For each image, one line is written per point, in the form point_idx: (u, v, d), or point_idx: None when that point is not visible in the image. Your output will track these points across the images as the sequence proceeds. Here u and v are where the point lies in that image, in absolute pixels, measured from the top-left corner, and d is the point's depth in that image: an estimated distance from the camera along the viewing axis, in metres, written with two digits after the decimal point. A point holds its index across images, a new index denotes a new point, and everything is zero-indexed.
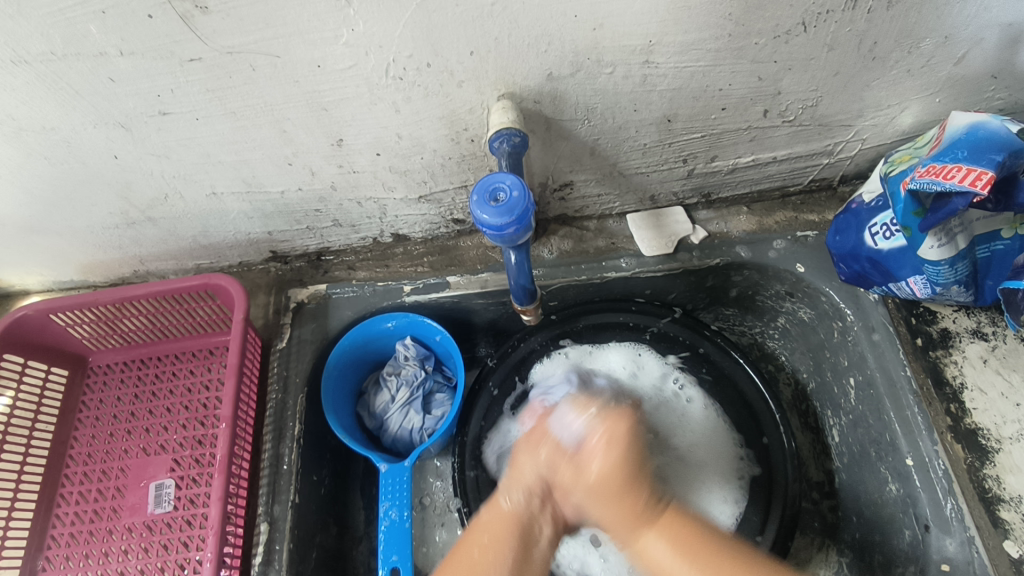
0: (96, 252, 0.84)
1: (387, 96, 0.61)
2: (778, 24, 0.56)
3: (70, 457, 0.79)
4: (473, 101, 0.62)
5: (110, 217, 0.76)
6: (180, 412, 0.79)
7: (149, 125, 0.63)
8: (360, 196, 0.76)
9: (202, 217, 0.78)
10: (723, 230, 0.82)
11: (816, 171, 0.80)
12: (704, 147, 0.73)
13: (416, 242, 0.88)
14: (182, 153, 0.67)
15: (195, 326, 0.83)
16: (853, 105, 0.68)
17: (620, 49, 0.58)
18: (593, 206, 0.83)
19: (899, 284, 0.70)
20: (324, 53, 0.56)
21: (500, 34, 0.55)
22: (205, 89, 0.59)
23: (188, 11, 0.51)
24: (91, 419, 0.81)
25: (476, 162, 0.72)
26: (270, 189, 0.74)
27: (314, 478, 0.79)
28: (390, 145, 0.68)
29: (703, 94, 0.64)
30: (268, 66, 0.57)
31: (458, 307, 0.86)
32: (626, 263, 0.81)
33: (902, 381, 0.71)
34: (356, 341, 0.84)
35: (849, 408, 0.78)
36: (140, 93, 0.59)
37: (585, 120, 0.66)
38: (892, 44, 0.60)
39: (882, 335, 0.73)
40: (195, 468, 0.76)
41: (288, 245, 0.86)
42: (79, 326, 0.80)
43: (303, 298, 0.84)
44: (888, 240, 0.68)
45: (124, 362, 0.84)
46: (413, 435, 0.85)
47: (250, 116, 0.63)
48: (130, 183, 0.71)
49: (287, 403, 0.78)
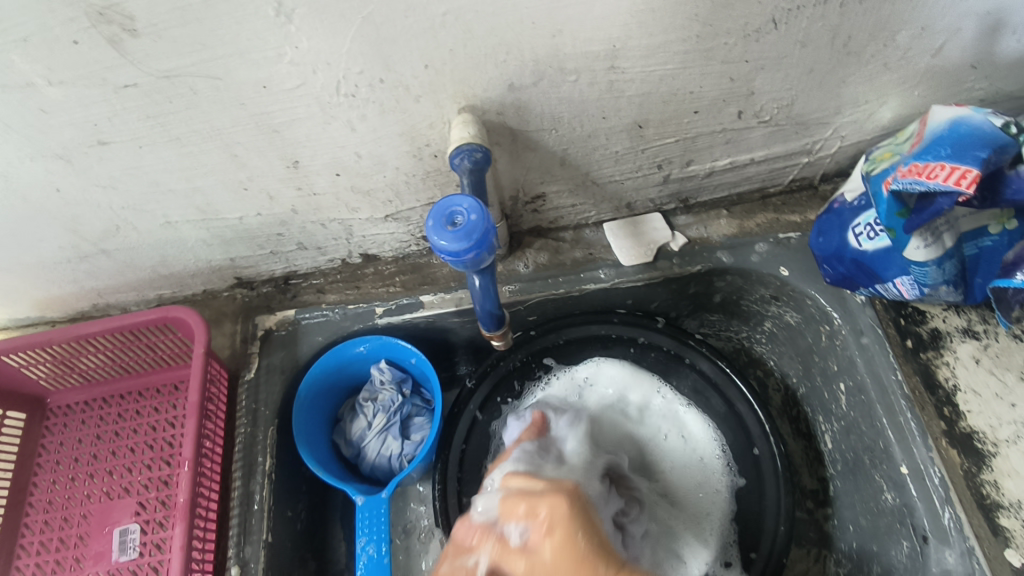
0: (51, 287, 0.80)
1: (341, 115, 0.58)
2: (747, 22, 0.54)
3: (30, 505, 0.75)
4: (432, 116, 0.59)
5: (60, 251, 0.72)
6: (145, 452, 0.76)
7: (90, 155, 0.59)
8: (323, 218, 0.73)
9: (159, 247, 0.74)
10: (703, 235, 0.79)
11: (796, 170, 0.77)
12: (678, 152, 0.70)
13: (387, 261, 0.84)
14: (129, 183, 0.63)
15: (158, 360, 0.79)
16: (829, 102, 0.65)
17: (584, 55, 0.55)
18: (568, 216, 0.80)
19: (885, 285, 0.68)
20: (268, 73, 0.52)
21: (454, 45, 0.52)
22: (145, 115, 0.55)
23: (116, 35, 0.47)
24: (52, 463, 0.77)
25: (442, 178, 0.69)
26: (227, 216, 0.70)
27: (289, 514, 0.75)
28: (349, 164, 0.65)
29: (673, 98, 0.61)
30: (210, 89, 0.53)
31: (434, 327, 0.82)
32: (605, 274, 0.78)
33: (893, 386, 0.68)
34: (329, 368, 0.81)
35: (840, 414, 0.76)
36: (76, 123, 0.55)
37: (552, 129, 0.63)
38: (867, 39, 0.58)
39: (870, 338, 0.71)
40: (161, 511, 0.72)
41: (253, 270, 0.82)
42: (34, 367, 0.76)
43: (271, 325, 0.81)
44: (872, 240, 0.66)
45: (86, 401, 0.80)
46: (392, 462, 0.81)
47: (198, 142, 0.59)
48: (78, 216, 0.67)
49: (257, 437, 0.74)
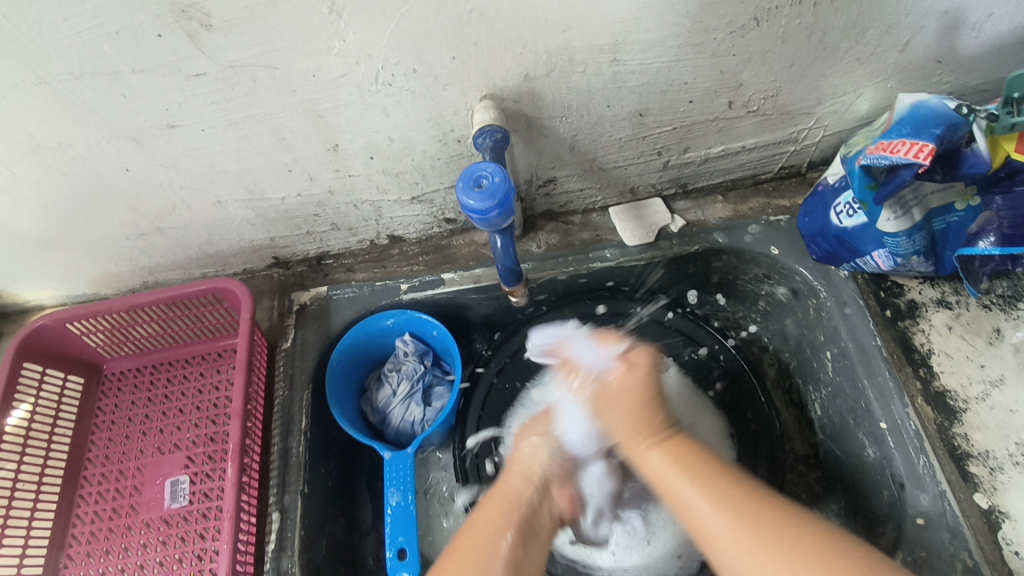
0: (108, 264, 0.88)
1: (378, 102, 0.66)
2: (732, 20, 0.62)
3: (88, 459, 0.82)
4: (457, 103, 0.67)
5: (121, 228, 0.81)
6: (192, 412, 0.83)
7: (159, 137, 0.67)
8: (356, 200, 0.81)
9: (208, 226, 0.83)
10: (700, 218, 0.87)
11: (785, 158, 0.84)
12: (676, 139, 0.78)
13: (411, 243, 0.92)
14: (189, 164, 0.72)
15: (203, 330, 0.87)
16: (811, 93, 0.73)
17: (590, 48, 0.63)
18: (576, 201, 0.88)
19: (865, 259, 0.75)
20: (318, 63, 0.61)
21: (478, 39, 0.60)
22: (210, 101, 0.64)
23: (193, 30, 0.56)
24: (107, 423, 0.85)
25: (463, 162, 0.77)
26: (272, 197, 0.79)
27: (322, 471, 0.83)
28: (382, 148, 0.73)
29: (670, 88, 0.69)
30: (267, 78, 0.62)
31: (453, 303, 0.90)
32: (611, 254, 0.86)
33: (874, 351, 0.75)
34: (358, 339, 0.88)
35: (827, 381, 0.82)
36: (150, 108, 0.64)
37: (562, 117, 0.71)
38: (840, 35, 0.65)
39: (853, 308, 0.78)
40: (208, 464, 0.79)
41: (289, 250, 0.90)
42: (93, 334, 0.85)
43: (305, 300, 0.89)
44: (852, 217, 0.73)
45: (136, 368, 0.88)
46: (415, 427, 0.89)
47: (252, 126, 0.68)
48: (141, 194, 0.76)
49: (294, 399, 0.82)
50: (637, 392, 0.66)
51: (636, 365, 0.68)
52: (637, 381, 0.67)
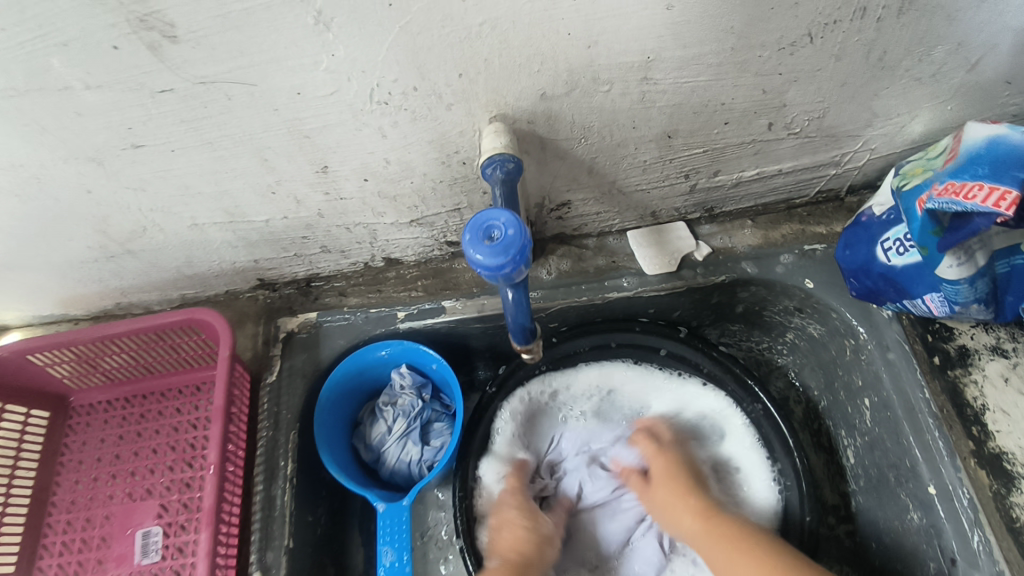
0: (76, 286, 0.80)
1: (373, 122, 0.58)
2: (783, 35, 0.53)
3: (53, 504, 0.75)
4: (463, 124, 0.59)
5: (87, 250, 0.73)
6: (167, 453, 0.76)
7: (123, 157, 0.59)
8: (349, 222, 0.73)
9: (185, 248, 0.75)
10: (727, 245, 0.79)
11: (823, 182, 0.76)
12: (706, 162, 0.70)
13: (409, 265, 0.84)
14: (159, 186, 0.64)
15: (181, 361, 0.80)
16: (861, 115, 0.65)
17: (617, 66, 0.55)
18: (592, 224, 0.80)
19: (914, 301, 0.67)
20: (303, 80, 0.52)
21: (489, 55, 0.52)
22: (179, 119, 0.55)
23: (155, 41, 0.47)
24: (74, 463, 0.78)
25: (469, 185, 0.68)
26: (254, 219, 0.71)
27: (309, 519, 0.76)
28: (378, 170, 0.65)
29: (704, 109, 0.61)
30: (244, 95, 0.53)
31: (454, 332, 0.83)
32: (628, 283, 0.78)
33: (920, 404, 0.68)
34: (350, 371, 0.81)
35: (863, 429, 0.75)
36: (111, 126, 0.55)
37: (582, 138, 0.63)
38: (903, 53, 0.57)
39: (897, 353, 0.71)
40: (183, 513, 0.73)
41: (276, 272, 0.82)
42: (58, 366, 0.77)
43: (293, 327, 0.81)
44: (902, 256, 0.65)
45: (109, 401, 0.81)
46: (412, 468, 0.82)
47: (229, 146, 0.59)
48: (107, 217, 0.67)
49: (279, 441, 0.75)
50: (672, 479, 0.77)
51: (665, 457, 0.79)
52: (676, 475, 0.77)
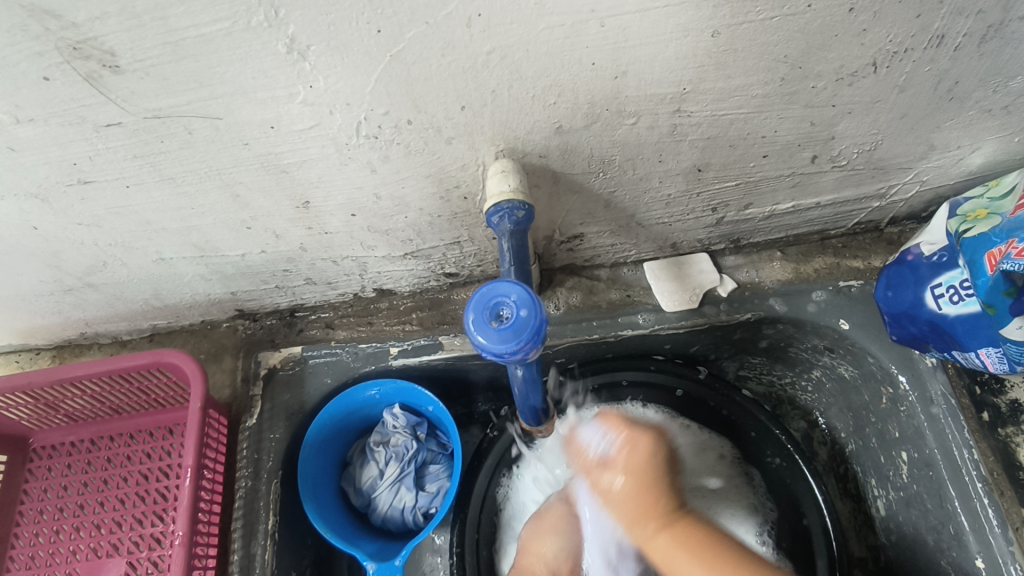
0: (34, 318, 0.72)
1: (361, 156, 0.50)
2: (843, 65, 0.45)
3: (10, 559, 0.68)
4: (465, 158, 0.51)
5: (42, 284, 0.65)
6: (135, 505, 0.69)
7: (70, 194, 0.51)
8: (335, 256, 0.65)
9: (152, 281, 0.67)
10: (754, 280, 0.71)
11: (863, 214, 0.69)
12: (738, 195, 0.62)
13: (403, 296, 0.77)
14: (116, 222, 0.56)
15: (151, 401, 0.72)
16: (917, 148, 0.57)
17: (647, 98, 0.47)
18: (605, 254, 0.72)
19: (965, 354, 0.60)
20: (277, 113, 0.44)
21: (497, 86, 0.44)
22: (132, 155, 0.47)
23: (94, 71, 0.39)
24: (34, 513, 0.71)
25: (470, 219, 0.61)
26: (228, 253, 0.63)
27: (293, 574, 0.70)
28: (367, 205, 0.57)
29: (742, 141, 0.53)
30: (208, 130, 0.45)
31: (452, 369, 0.75)
32: (644, 320, 0.70)
33: (967, 464, 0.61)
34: (338, 413, 0.74)
35: (899, 483, 0.69)
36: (52, 162, 0.47)
37: (600, 173, 0.55)
38: (976, 83, 0.49)
39: (942, 408, 0.64)
40: (153, 573, 0.66)
41: (256, 303, 0.75)
42: (14, 408, 0.69)
43: (275, 363, 0.74)
44: (956, 304, 0.58)
45: (73, 443, 0.74)
46: (406, 516, 0.75)
47: (194, 182, 0.51)
48: (59, 252, 0.59)
49: (259, 491, 0.68)
50: (638, 465, 0.57)
51: (636, 437, 0.58)
52: (648, 458, 0.57)
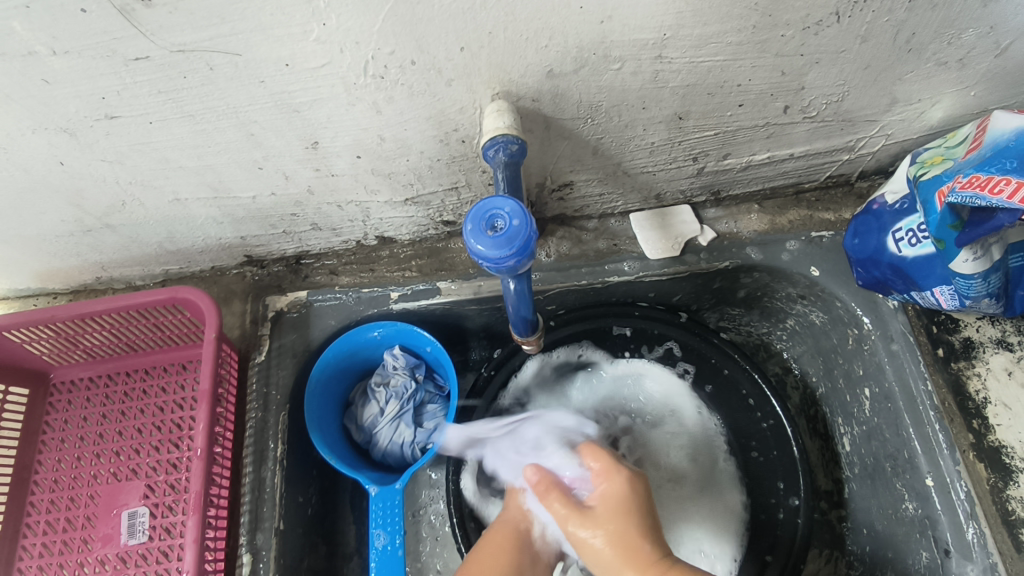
0: (53, 260, 0.77)
1: (367, 97, 0.54)
2: (809, 14, 0.50)
3: (36, 483, 0.73)
4: (464, 100, 0.56)
5: (63, 224, 0.69)
6: (152, 434, 0.74)
7: (96, 129, 0.55)
8: (340, 200, 0.70)
9: (167, 223, 0.71)
10: (732, 230, 0.76)
11: (834, 168, 0.74)
12: (716, 145, 0.67)
13: (403, 244, 0.81)
14: (137, 159, 0.60)
15: (166, 338, 0.77)
16: (881, 100, 0.62)
17: (630, 43, 0.51)
18: (594, 205, 0.77)
19: (922, 294, 0.65)
20: (292, 50, 0.48)
21: (494, 28, 0.48)
22: (157, 90, 0.51)
23: (128, 5, 0.43)
24: (56, 442, 0.75)
25: (467, 163, 0.65)
26: (240, 195, 0.67)
27: (300, 500, 0.75)
28: (371, 147, 0.61)
29: (719, 89, 0.58)
30: (228, 66, 0.49)
31: (449, 314, 0.80)
32: (630, 267, 0.75)
33: (922, 395, 0.67)
34: (342, 352, 0.79)
35: (862, 418, 0.74)
36: (81, 96, 0.51)
37: (588, 118, 0.60)
38: (932, 35, 0.54)
39: (902, 344, 0.69)
40: (170, 495, 0.71)
41: (264, 249, 0.79)
42: (36, 342, 0.74)
43: (282, 306, 0.78)
44: (914, 246, 0.63)
45: (91, 378, 0.78)
46: (405, 450, 0.80)
47: (211, 119, 0.55)
48: (82, 190, 0.63)
49: (268, 422, 0.73)
50: (619, 502, 0.55)
51: (616, 470, 0.57)
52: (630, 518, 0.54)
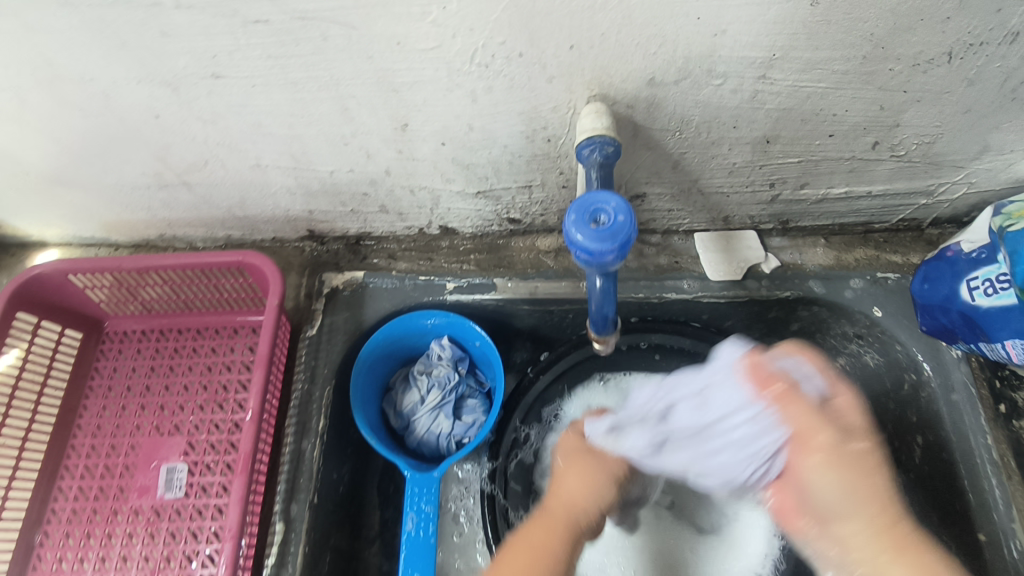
0: (123, 211, 0.78)
1: (467, 84, 0.55)
2: (921, 50, 0.50)
3: (78, 427, 0.74)
4: (559, 99, 0.56)
5: (142, 177, 0.70)
6: (198, 392, 0.75)
7: (200, 87, 0.56)
8: (414, 185, 0.70)
9: (242, 188, 0.72)
10: (797, 261, 0.76)
11: (908, 211, 0.73)
12: (797, 173, 0.66)
13: (464, 237, 0.82)
14: (231, 121, 0.61)
15: (222, 301, 0.78)
16: (973, 146, 0.61)
17: (738, 60, 0.51)
18: (660, 220, 0.77)
19: (992, 346, 0.64)
20: (406, 30, 0.49)
21: (609, 29, 0.49)
22: (267, 54, 0.52)
23: None
24: (103, 389, 0.76)
25: (547, 163, 0.66)
26: (319, 168, 0.68)
27: (334, 477, 0.74)
28: (458, 135, 0.62)
29: (813, 118, 0.58)
30: (341, 38, 0.50)
31: (501, 312, 0.80)
32: (689, 286, 0.75)
33: (981, 449, 0.66)
34: (391, 337, 0.79)
35: (910, 466, 0.73)
36: (194, 52, 0.52)
37: (677, 131, 0.60)
38: None
39: (962, 396, 0.68)
40: (210, 455, 0.71)
41: (328, 225, 0.80)
42: (97, 289, 0.75)
43: (338, 284, 0.79)
44: (989, 297, 0.62)
45: (142, 331, 0.79)
46: (440, 441, 0.80)
47: (312, 89, 0.56)
48: (170, 145, 0.65)
49: (313, 395, 0.73)
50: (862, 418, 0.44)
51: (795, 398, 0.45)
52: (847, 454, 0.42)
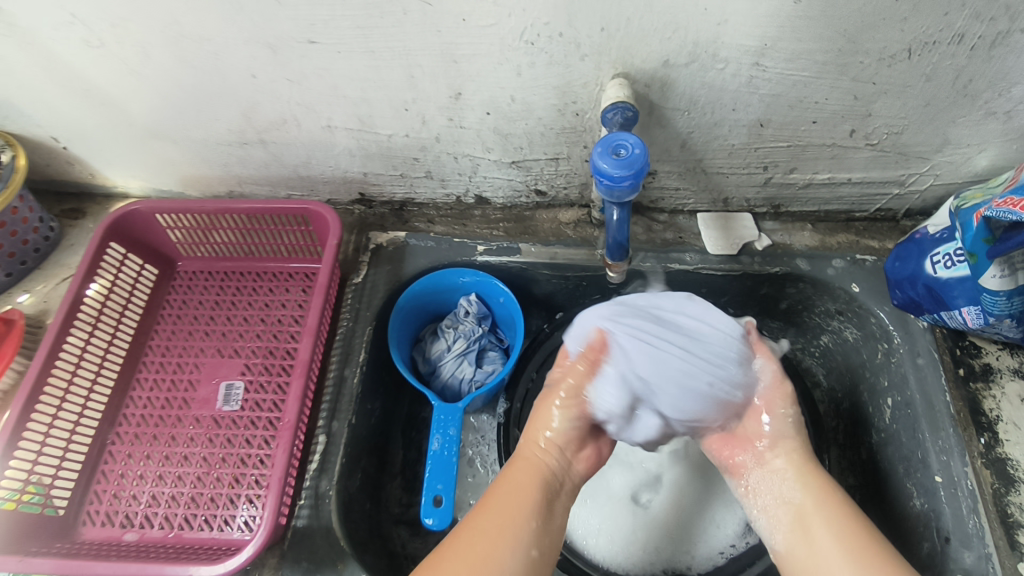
0: (202, 166, 0.90)
1: (515, 59, 0.67)
2: (885, 46, 0.62)
3: (149, 347, 0.85)
4: (589, 76, 0.68)
5: (228, 133, 0.83)
6: (256, 324, 0.85)
7: (295, 50, 0.69)
8: (458, 152, 0.82)
9: (310, 147, 0.84)
10: (786, 241, 0.86)
11: (884, 201, 0.84)
12: (786, 158, 0.78)
13: (495, 208, 0.93)
14: (314, 82, 0.73)
15: (281, 249, 0.89)
16: (935, 139, 0.73)
17: (737, 47, 0.63)
18: (668, 199, 0.88)
19: (951, 313, 0.74)
20: (472, 8, 0.62)
21: (633, 15, 0.61)
22: (357, 25, 0.65)
23: None
24: (173, 318, 0.87)
25: (574, 136, 0.77)
26: (380, 131, 0.80)
27: (369, 407, 0.83)
28: (501, 106, 0.74)
29: (799, 104, 0.69)
30: (418, 12, 0.63)
31: (524, 274, 0.91)
32: (691, 258, 0.85)
33: (942, 404, 0.75)
34: (428, 290, 0.90)
35: (881, 426, 0.81)
36: (297, 20, 0.65)
37: (686, 111, 0.72)
38: (986, 84, 0.65)
39: (926, 359, 0.77)
40: (264, 375, 0.81)
41: (378, 189, 0.92)
42: (176, 230, 0.87)
43: (382, 242, 0.90)
44: (949, 269, 0.72)
45: (208, 273, 0.91)
46: (462, 385, 0.89)
47: (386, 57, 0.69)
48: (258, 103, 0.77)
49: (356, 331, 0.84)
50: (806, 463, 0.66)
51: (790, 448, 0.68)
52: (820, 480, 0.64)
